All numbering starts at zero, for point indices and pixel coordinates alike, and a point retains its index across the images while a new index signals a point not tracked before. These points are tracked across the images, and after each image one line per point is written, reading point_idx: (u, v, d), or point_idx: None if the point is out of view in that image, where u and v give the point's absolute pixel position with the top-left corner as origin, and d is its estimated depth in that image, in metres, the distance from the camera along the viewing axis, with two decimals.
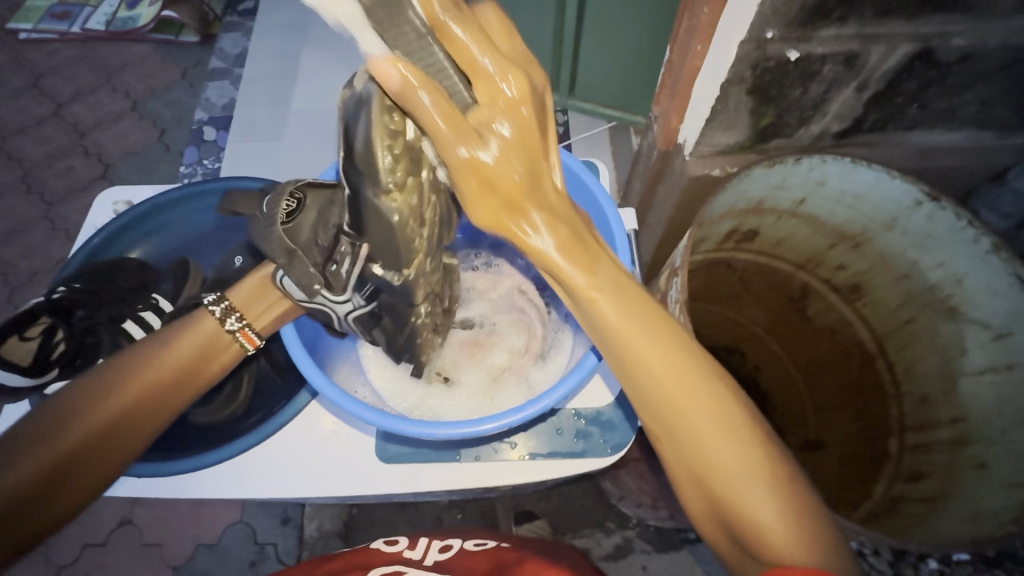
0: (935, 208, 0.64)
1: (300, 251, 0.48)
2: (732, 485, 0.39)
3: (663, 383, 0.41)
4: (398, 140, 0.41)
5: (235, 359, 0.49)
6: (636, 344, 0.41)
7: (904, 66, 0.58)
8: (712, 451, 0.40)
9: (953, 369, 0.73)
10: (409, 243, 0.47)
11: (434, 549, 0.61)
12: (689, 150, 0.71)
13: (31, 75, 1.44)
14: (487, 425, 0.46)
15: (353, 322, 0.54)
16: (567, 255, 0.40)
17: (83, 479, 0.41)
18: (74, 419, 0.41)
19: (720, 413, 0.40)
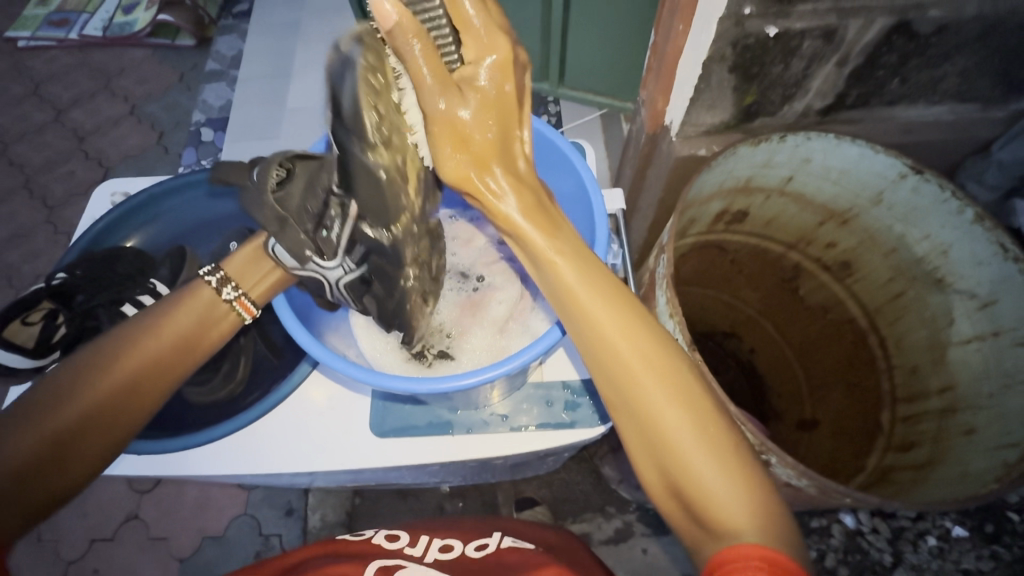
0: (919, 181, 0.65)
1: (291, 220, 0.48)
2: (689, 462, 0.39)
3: (625, 360, 0.41)
4: (382, 91, 0.40)
5: (232, 328, 0.50)
6: (607, 331, 0.41)
7: (882, 40, 0.59)
8: (662, 417, 0.40)
9: (942, 339, 0.74)
10: (394, 194, 0.45)
11: (435, 546, 0.61)
12: (675, 131, 0.72)
13: (31, 83, 1.46)
14: (468, 380, 0.46)
15: (345, 289, 0.53)
16: (527, 218, 0.41)
17: (85, 452, 0.43)
18: (78, 390, 0.43)
19: (683, 391, 0.40)
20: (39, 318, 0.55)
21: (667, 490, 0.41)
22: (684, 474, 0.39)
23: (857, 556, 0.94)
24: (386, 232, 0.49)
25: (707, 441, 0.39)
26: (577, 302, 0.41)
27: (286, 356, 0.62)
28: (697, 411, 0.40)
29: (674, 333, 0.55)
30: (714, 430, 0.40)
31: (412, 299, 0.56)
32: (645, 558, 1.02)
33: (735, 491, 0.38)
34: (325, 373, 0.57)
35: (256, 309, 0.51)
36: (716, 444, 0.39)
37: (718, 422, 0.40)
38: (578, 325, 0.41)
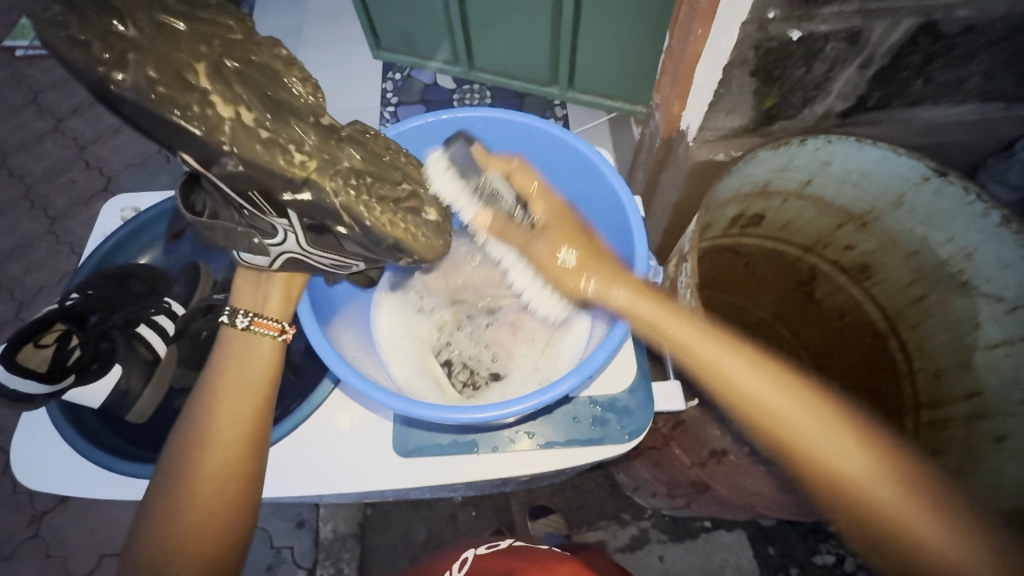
0: (943, 183, 0.63)
1: (222, 222, 0.47)
2: (822, 454, 0.44)
3: (748, 391, 0.47)
4: (73, 25, 0.35)
5: (273, 349, 0.52)
6: (715, 353, 0.48)
7: (907, 41, 0.58)
8: (799, 428, 0.45)
9: (966, 344, 0.73)
10: (182, 111, 0.38)
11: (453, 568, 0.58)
12: (692, 136, 0.71)
13: (30, 92, 1.44)
14: (509, 409, 0.45)
15: (314, 246, 0.49)
16: (636, 294, 0.51)
17: (218, 509, 0.45)
18: (179, 459, 0.46)
19: (795, 394, 0.47)
20: (52, 340, 0.53)
21: (815, 492, 0.44)
22: (840, 478, 0.43)
23: None
24: (231, 157, 0.40)
25: (836, 431, 0.45)
26: (685, 333, 0.48)
27: (303, 372, 0.61)
28: (822, 412, 0.46)
29: None
30: (834, 422, 0.46)
31: (367, 212, 0.47)
32: (662, 565, 1.00)
33: (856, 455, 0.44)
34: (346, 393, 0.56)
35: (278, 323, 0.52)
36: (844, 431, 0.46)
37: (821, 402, 0.47)
38: (683, 348, 0.48)
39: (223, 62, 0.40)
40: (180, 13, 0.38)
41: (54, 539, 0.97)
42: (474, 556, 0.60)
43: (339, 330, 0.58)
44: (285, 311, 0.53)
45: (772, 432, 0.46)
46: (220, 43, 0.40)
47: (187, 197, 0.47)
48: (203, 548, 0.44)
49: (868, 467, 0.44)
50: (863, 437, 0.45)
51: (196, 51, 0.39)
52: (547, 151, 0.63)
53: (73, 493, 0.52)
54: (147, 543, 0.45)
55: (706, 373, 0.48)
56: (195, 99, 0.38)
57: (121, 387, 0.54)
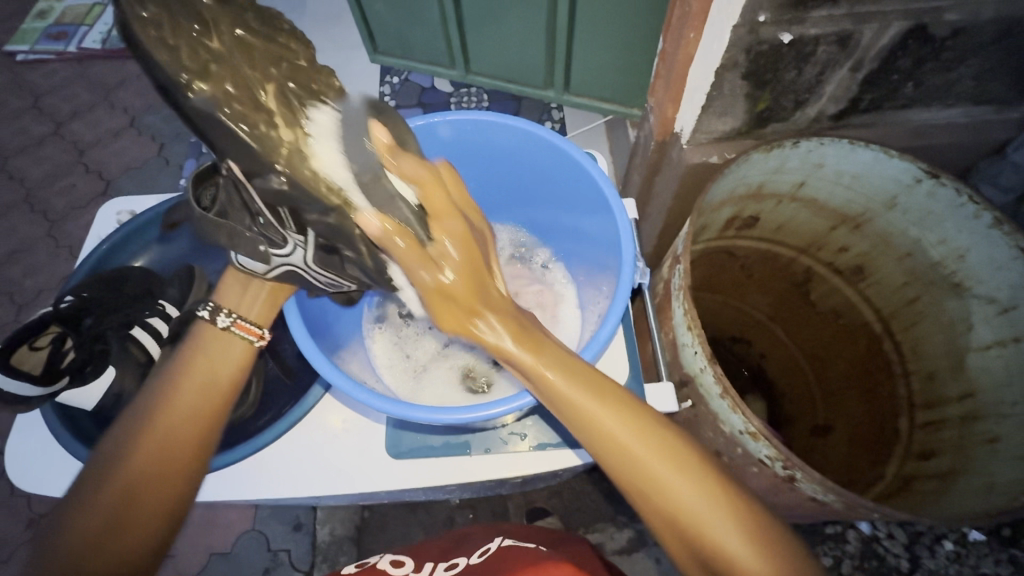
0: (935, 185, 0.64)
1: (231, 224, 0.46)
2: (712, 542, 0.39)
3: (637, 458, 0.42)
4: (166, 27, 0.36)
5: (245, 352, 0.51)
6: (656, 468, 0.41)
7: (897, 44, 0.59)
8: (684, 504, 0.41)
9: (960, 346, 0.73)
10: (252, 130, 0.38)
11: (439, 568, 0.60)
12: (685, 138, 0.71)
13: (30, 96, 1.45)
14: (496, 409, 0.45)
15: (319, 266, 0.50)
16: (516, 341, 0.43)
17: (152, 508, 0.43)
18: (125, 449, 0.44)
19: (689, 469, 0.42)
20: (47, 342, 0.54)
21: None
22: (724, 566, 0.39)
23: (874, 563, 0.92)
24: (279, 176, 0.40)
25: (726, 520, 0.40)
26: (621, 442, 0.42)
27: (296, 374, 0.62)
28: (717, 494, 0.41)
29: (693, 346, 0.53)
30: (728, 512, 0.40)
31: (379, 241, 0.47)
32: (659, 568, 1.00)
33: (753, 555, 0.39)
34: (337, 397, 0.56)
35: (259, 329, 0.52)
36: (742, 523, 0.40)
37: (773, 541, 0.40)
38: (617, 458, 0.42)
39: (289, 91, 0.41)
40: (257, 31, 0.40)
41: None
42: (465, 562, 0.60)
43: (328, 334, 0.58)
44: (266, 318, 0.54)
45: (700, 562, 0.40)
46: (289, 68, 0.41)
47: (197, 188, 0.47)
48: (126, 552, 0.41)
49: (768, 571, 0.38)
50: (754, 530, 0.40)
51: (269, 74, 0.40)
52: (537, 153, 0.62)
53: (67, 494, 0.52)
54: (63, 538, 0.41)
55: (589, 429, 0.43)
56: (264, 119, 0.39)
57: (114, 390, 0.55)
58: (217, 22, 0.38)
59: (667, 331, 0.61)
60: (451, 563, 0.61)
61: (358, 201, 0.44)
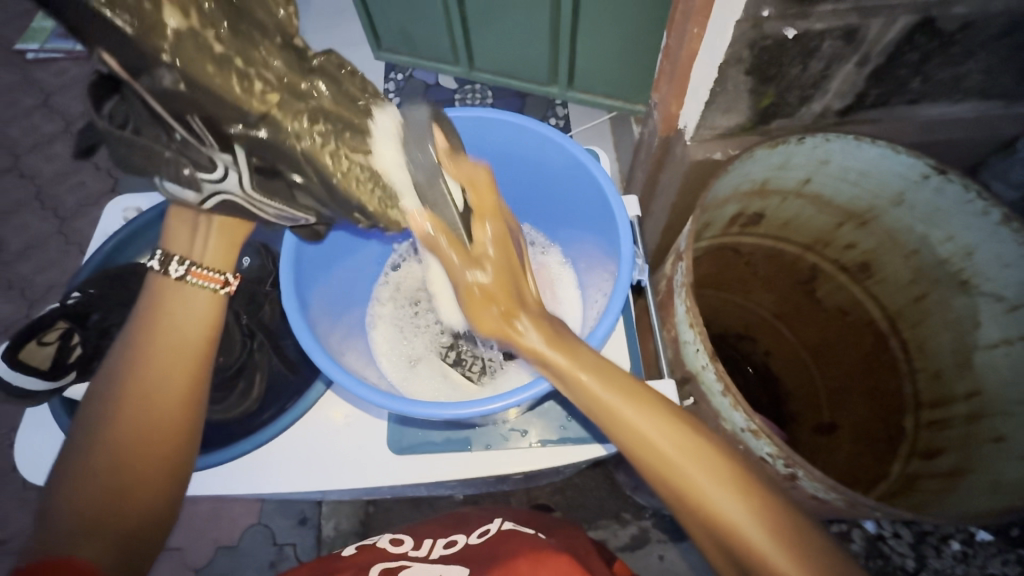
0: (942, 181, 0.63)
1: (149, 146, 0.42)
2: (749, 542, 0.39)
3: (667, 455, 0.42)
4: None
5: (209, 301, 0.50)
6: (630, 418, 0.43)
7: (904, 39, 0.58)
8: (716, 505, 0.40)
9: (967, 344, 0.73)
10: (200, 71, 0.38)
11: (438, 544, 0.60)
12: (690, 135, 0.71)
13: (41, 94, 1.47)
14: (492, 404, 0.45)
15: (262, 193, 0.46)
16: (551, 346, 0.45)
17: (157, 457, 0.45)
18: (106, 413, 0.45)
19: (722, 469, 0.41)
20: (55, 338, 0.53)
21: (721, 555, 0.41)
22: (759, 564, 0.38)
23: (879, 562, 0.92)
24: (250, 128, 0.41)
25: (761, 518, 0.40)
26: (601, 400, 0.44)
27: (299, 369, 0.62)
28: (750, 491, 0.41)
29: (695, 344, 0.53)
30: (765, 510, 0.40)
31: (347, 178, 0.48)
32: (662, 565, 1.00)
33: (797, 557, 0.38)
34: (340, 394, 0.56)
35: (219, 276, 0.51)
36: (775, 519, 0.40)
37: (740, 471, 0.42)
38: (647, 456, 0.43)
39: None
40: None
41: None
42: (466, 543, 0.60)
43: (328, 328, 0.58)
44: (224, 261, 0.52)
45: (683, 506, 0.42)
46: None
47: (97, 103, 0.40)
48: (137, 505, 0.43)
49: (806, 573, 0.37)
50: (790, 528, 0.39)
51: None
52: (539, 150, 0.62)
53: None
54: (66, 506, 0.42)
55: (619, 430, 0.44)
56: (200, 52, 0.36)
57: None
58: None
59: (670, 329, 0.61)
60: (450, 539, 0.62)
61: (394, 179, 0.51)
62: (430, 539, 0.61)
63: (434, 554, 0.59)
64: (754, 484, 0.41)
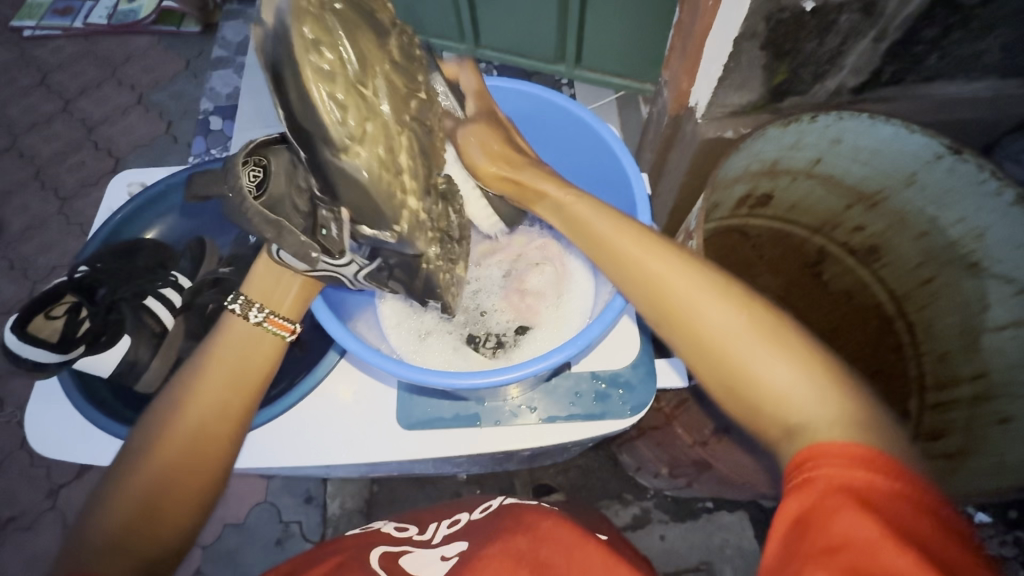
0: (956, 161, 0.62)
1: (285, 223, 0.42)
2: (743, 360, 0.37)
3: (656, 275, 0.42)
4: (338, 82, 0.35)
5: (275, 348, 0.49)
6: (647, 262, 0.43)
7: (923, 13, 0.57)
8: (707, 319, 0.39)
9: (975, 325, 0.72)
10: (386, 192, 0.40)
11: (443, 526, 0.57)
12: (701, 112, 0.70)
13: (38, 73, 1.44)
14: (510, 374, 0.45)
15: (365, 281, 0.50)
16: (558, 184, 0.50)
17: (192, 495, 0.42)
18: (150, 442, 0.43)
19: (717, 286, 0.40)
20: (62, 312, 0.53)
21: (731, 408, 0.39)
22: (747, 378, 0.37)
23: None
24: (393, 232, 0.43)
25: (756, 332, 0.38)
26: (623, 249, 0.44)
27: (307, 346, 0.62)
28: (748, 307, 0.39)
29: None
30: (762, 326, 0.38)
31: (443, 277, 0.52)
32: (663, 544, 1.02)
33: (795, 379, 0.36)
34: (351, 365, 0.57)
35: (291, 324, 0.50)
36: (773, 336, 0.38)
37: (770, 321, 0.39)
38: (636, 278, 0.43)
39: (414, 131, 0.42)
40: (398, 70, 0.40)
41: (70, 511, 1.00)
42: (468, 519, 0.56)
43: (346, 300, 0.58)
44: (298, 311, 0.51)
45: (695, 348, 0.40)
46: (415, 105, 0.42)
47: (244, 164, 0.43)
48: (162, 539, 0.40)
49: (794, 385, 0.36)
50: (786, 344, 0.37)
51: (402, 118, 0.40)
52: (554, 121, 0.62)
53: (91, 462, 0.53)
54: (101, 519, 0.40)
55: (606, 256, 0.46)
56: (398, 183, 0.40)
57: (129, 358, 0.56)
58: (370, 61, 0.37)
59: None
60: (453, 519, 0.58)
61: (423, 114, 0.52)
62: (435, 523, 0.58)
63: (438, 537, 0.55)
64: (787, 335, 0.38)
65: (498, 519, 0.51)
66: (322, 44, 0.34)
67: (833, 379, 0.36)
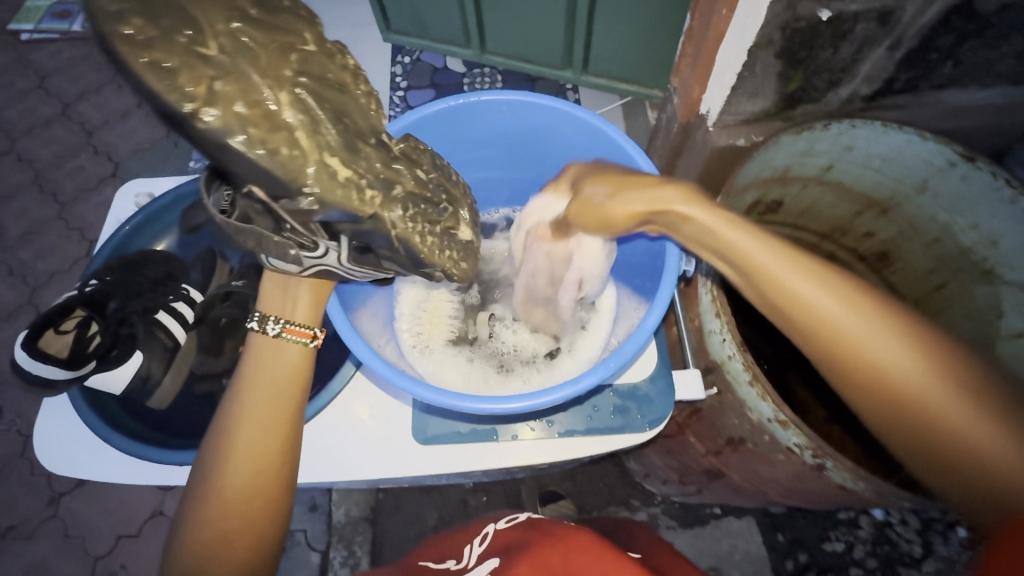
0: (970, 169, 0.62)
1: (256, 229, 0.40)
2: (861, 346, 0.39)
3: (751, 261, 0.42)
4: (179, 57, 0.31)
5: (301, 356, 0.49)
6: (741, 239, 0.42)
7: (939, 22, 0.56)
8: (813, 300, 0.40)
9: (987, 333, 0.71)
10: (272, 154, 0.34)
11: (475, 545, 0.53)
12: (712, 120, 0.70)
13: (37, 76, 1.43)
14: (541, 398, 0.44)
15: (353, 264, 0.47)
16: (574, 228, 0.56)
17: (256, 514, 0.44)
18: (209, 466, 0.44)
19: (817, 271, 0.41)
20: (72, 326, 0.53)
21: (839, 379, 0.41)
22: (860, 361, 0.39)
23: (886, 547, 0.99)
24: (309, 198, 0.36)
25: (874, 317, 0.39)
26: (735, 243, 0.42)
27: (319, 358, 0.61)
28: (855, 292, 0.40)
29: (722, 333, 0.53)
30: (876, 310, 0.39)
31: (421, 242, 0.46)
32: None
33: (907, 359, 0.37)
34: (368, 375, 0.56)
35: (309, 331, 0.49)
36: (895, 324, 0.38)
37: (873, 297, 0.40)
38: (734, 260, 0.42)
39: (302, 85, 0.35)
40: (257, 23, 0.34)
41: (72, 520, 0.98)
42: (495, 531, 0.54)
43: (362, 316, 0.56)
44: (314, 316, 0.50)
45: (807, 328, 0.41)
46: (298, 58, 0.36)
47: (208, 188, 0.40)
48: (241, 555, 0.43)
49: (915, 372, 0.37)
50: (903, 326, 0.38)
51: (281, 76, 0.34)
52: (572, 132, 0.61)
53: (99, 479, 0.52)
54: (181, 542, 0.43)
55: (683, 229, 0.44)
56: (284, 138, 0.34)
57: (140, 373, 0.55)
58: (210, 19, 0.32)
59: (694, 319, 0.60)
60: (481, 532, 0.56)
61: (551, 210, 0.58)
62: (468, 545, 0.54)
63: (472, 557, 0.51)
64: (896, 311, 0.39)
65: (526, 532, 0.50)
66: (130, 13, 0.30)
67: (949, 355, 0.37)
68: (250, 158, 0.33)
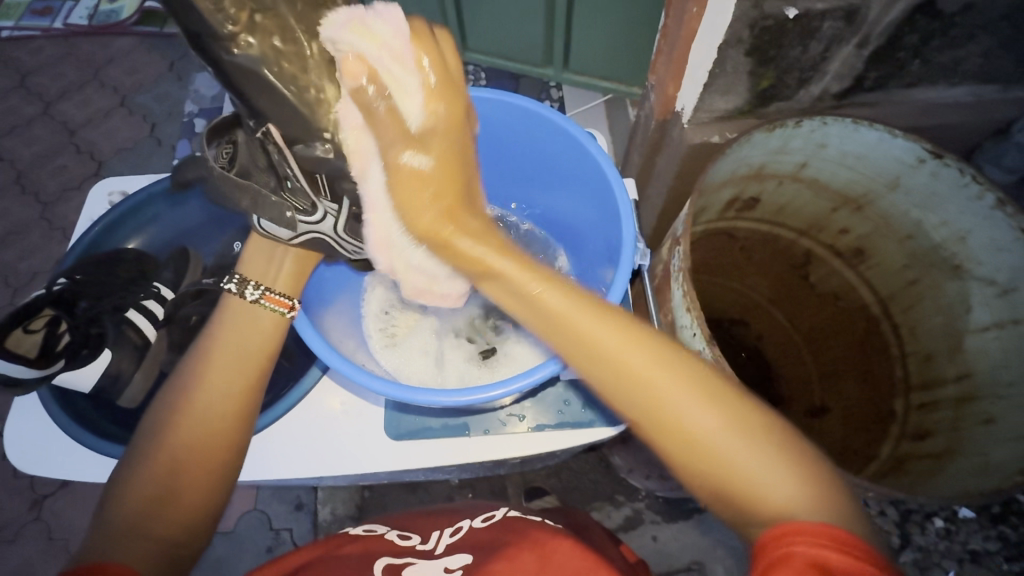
0: (938, 166, 0.63)
1: (255, 186, 0.47)
2: (677, 412, 0.40)
3: (549, 313, 0.43)
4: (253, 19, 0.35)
5: (274, 325, 0.52)
6: (554, 297, 0.43)
7: (905, 20, 0.57)
8: (626, 358, 0.41)
9: (958, 328, 0.74)
10: (300, 92, 0.40)
11: (445, 535, 0.55)
12: (687, 118, 0.70)
13: (18, 75, 1.41)
14: (497, 392, 0.45)
15: (344, 234, 0.53)
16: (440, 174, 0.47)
17: (208, 472, 0.44)
18: (165, 425, 0.45)
19: (629, 332, 0.42)
20: (41, 326, 0.53)
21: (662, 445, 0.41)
22: (675, 425, 0.40)
23: None
24: (326, 143, 0.43)
25: (691, 384, 0.41)
26: (547, 298, 0.43)
27: (294, 356, 0.62)
28: (669, 359, 0.41)
29: (692, 328, 0.53)
30: (698, 378, 0.41)
31: None
32: (655, 545, 1.02)
33: (720, 426, 0.39)
34: (336, 379, 0.56)
35: (290, 301, 0.53)
36: (709, 392, 0.40)
37: (693, 366, 0.41)
38: (546, 314, 0.43)
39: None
40: None
41: (56, 522, 0.98)
42: (470, 527, 0.55)
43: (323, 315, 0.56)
44: (295, 287, 0.55)
45: (630, 393, 0.41)
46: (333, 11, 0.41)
47: (210, 143, 0.47)
48: (185, 511, 0.42)
49: (726, 439, 0.39)
50: (719, 399, 0.40)
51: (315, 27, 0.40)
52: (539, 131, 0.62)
53: (70, 479, 0.52)
54: (123, 499, 0.42)
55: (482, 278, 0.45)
56: (311, 80, 0.40)
57: (111, 371, 0.54)
58: None
59: (667, 314, 0.60)
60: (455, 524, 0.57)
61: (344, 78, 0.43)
62: (438, 531, 0.56)
63: (441, 546, 0.53)
64: (718, 386, 0.41)
65: (501, 534, 0.51)
66: None
67: (757, 431, 0.40)
68: (280, 92, 0.39)
